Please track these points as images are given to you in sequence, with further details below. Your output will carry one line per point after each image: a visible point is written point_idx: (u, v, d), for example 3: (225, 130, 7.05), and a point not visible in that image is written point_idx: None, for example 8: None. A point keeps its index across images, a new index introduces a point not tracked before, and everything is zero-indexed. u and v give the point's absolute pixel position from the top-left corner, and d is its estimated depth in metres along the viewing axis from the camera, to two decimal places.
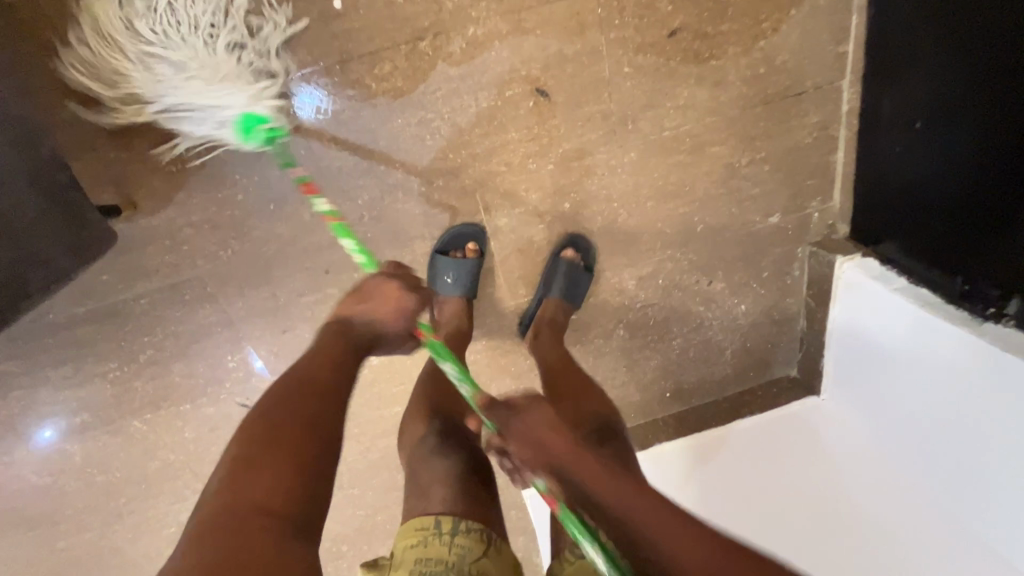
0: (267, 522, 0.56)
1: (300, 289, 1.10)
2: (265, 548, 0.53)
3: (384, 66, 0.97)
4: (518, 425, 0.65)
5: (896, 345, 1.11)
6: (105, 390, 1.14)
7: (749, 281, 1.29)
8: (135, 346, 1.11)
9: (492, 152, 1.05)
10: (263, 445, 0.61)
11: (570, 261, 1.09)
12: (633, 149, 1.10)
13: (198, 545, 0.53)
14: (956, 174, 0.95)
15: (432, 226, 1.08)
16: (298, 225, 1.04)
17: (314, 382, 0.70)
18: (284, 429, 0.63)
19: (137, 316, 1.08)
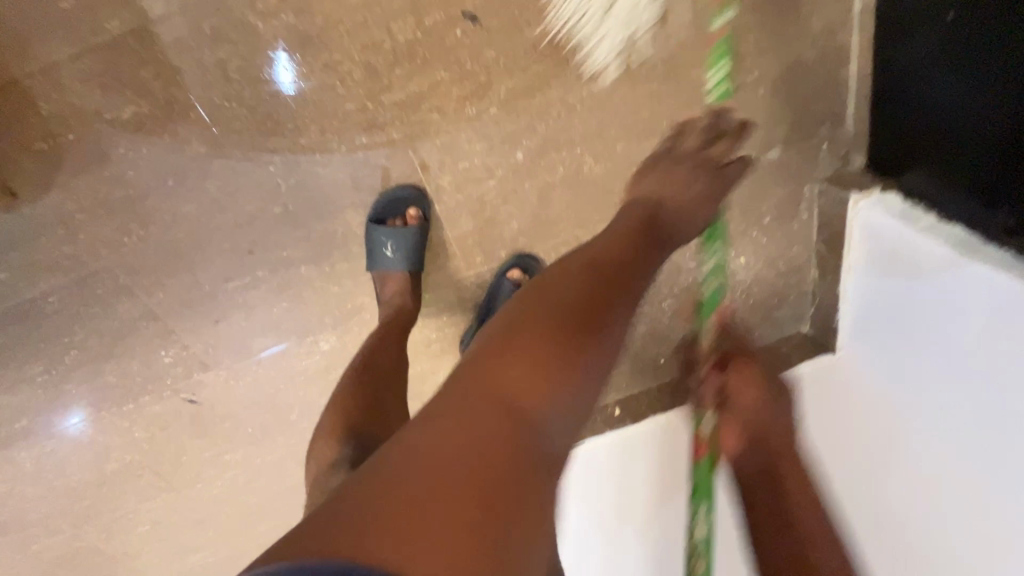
0: (512, 419, 0.53)
1: (225, 274, 0.98)
2: (507, 451, 0.51)
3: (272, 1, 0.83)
4: (753, 372, 0.74)
5: (915, 297, 0.92)
6: (37, 394, 1.07)
7: (747, 229, 1.12)
8: (56, 348, 1.01)
9: (421, 96, 0.89)
10: (539, 333, 0.59)
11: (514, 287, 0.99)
12: (593, 81, 0.92)
13: (436, 419, 0.52)
14: (990, 96, 0.78)
15: (363, 192, 0.94)
16: (207, 200, 0.91)
17: (603, 264, 0.68)
18: (565, 325, 0.60)
19: (50, 317, 0.98)
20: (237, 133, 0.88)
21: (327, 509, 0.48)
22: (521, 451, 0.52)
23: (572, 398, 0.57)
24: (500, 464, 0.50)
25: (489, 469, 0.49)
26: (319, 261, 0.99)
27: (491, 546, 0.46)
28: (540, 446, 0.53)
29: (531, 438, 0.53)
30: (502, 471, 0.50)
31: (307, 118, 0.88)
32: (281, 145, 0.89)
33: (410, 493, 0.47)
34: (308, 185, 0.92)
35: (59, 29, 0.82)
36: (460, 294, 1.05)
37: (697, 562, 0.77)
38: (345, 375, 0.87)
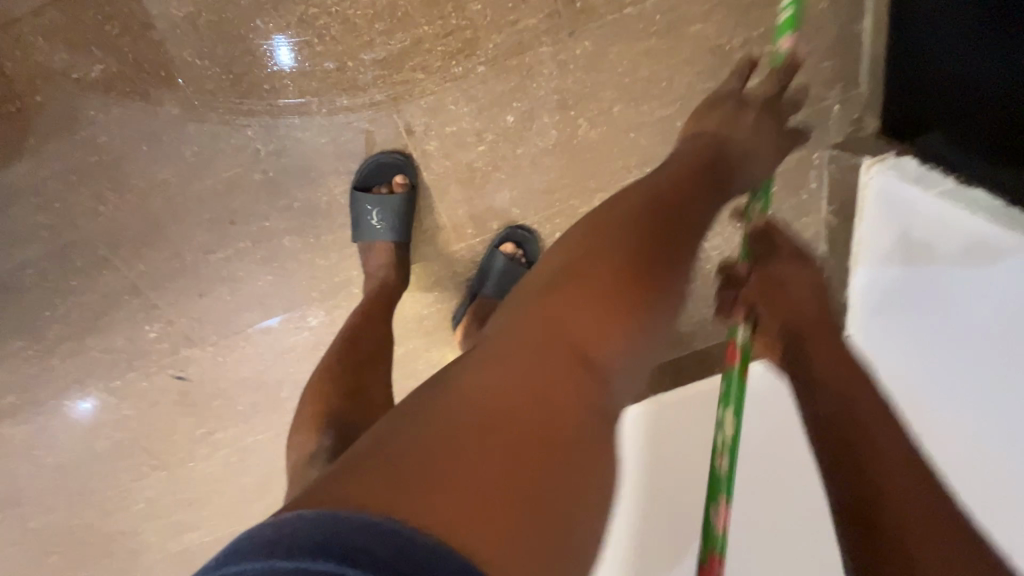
0: (573, 358, 0.52)
1: (207, 245, 0.94)
2: (568, 392, 0.50)
3: None
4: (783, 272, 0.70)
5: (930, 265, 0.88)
6: (24, 368, 1.05)
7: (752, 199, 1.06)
8: (39, 322, 0.99)
9: (403, 54, 0.84)
10: (604, 275, 0.56)
11: (509, 261, 0.95)
12: (586, 37, 0.87)
13: (489, 359, 0.51)
14: (987, 65, 0.76)
15: (346, 157, 0.90)
16: (184, 167, 0.88)
17: (665, 202, 0.64)
18: (630, 260, 0.57)
19: (31, 289, 0.96)
20: (212, 95, 0.84)
21: (390, 439, 0.46)
22: (584, 391, 0.51)
23: (638, 345, 0.55)
24: (556, 409, 0.49)
25: (541, 398, 0.49)
26: (304, 232, 0.95)
27: (546, 482, 0.45)
28: (600, 385, 0.52)
29: (598, 384, 0.52)
30: (567, 411, 0.49)
31: (285, 79, 0.85)
32: (259, 108, 0.86)
33: (468, 431, 0.46)
34: (288, 151, 0.88)
35: None
36: (451, 267, 1.01)
37: (719, 457, 0.62)
38: (327, 357, 0.83)
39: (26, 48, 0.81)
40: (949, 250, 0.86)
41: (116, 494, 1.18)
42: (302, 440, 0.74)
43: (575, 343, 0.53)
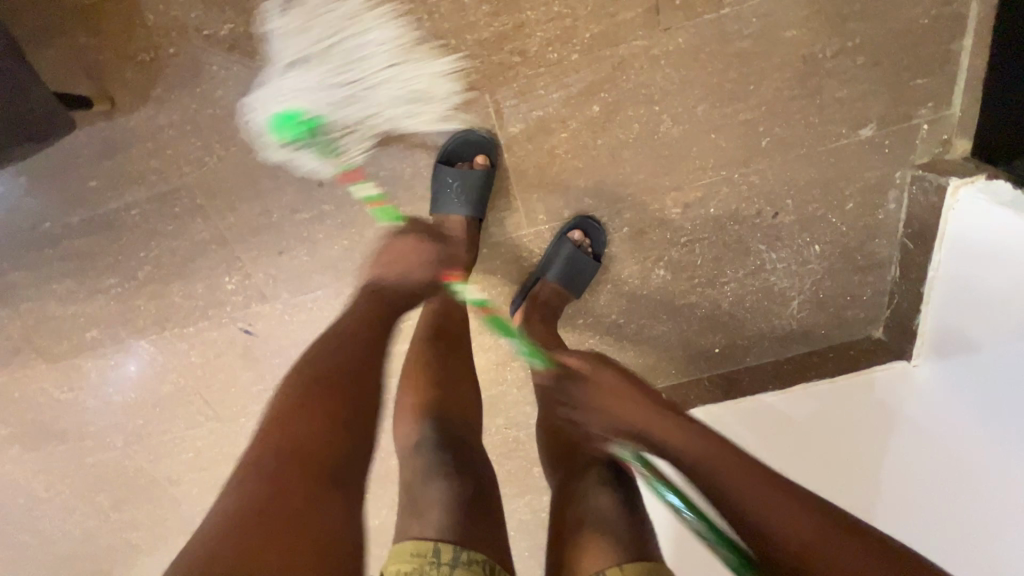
0: (306, 466, 0.55)
1: (293, 205, 1.00)
2: (301, 500, 0.52)
3: None
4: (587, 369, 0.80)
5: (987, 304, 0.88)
6: (108, 306, 1.11)
7: (826, 214, 1.06)
8: (133, 261, 1.06)
9: (503, 37, 0.88)
10: (336, 388, 0.62)
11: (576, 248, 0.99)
12: (681, 35, 0.89)
13: (239, 487, 0.52)
14: None
15: (435, 133, 0.94)
16: (287, 128, 0.94)
17: (369, 329, 0.72)
18: (346, 377, 0.64)
19: (130, 229, 1.03)
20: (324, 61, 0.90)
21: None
22: (319, 495, 0.54)
23: (357, 442, 0.60)
24: (297, 515, 0.51)
25: (276, 508, 0.51)
26: (384, 202, 0.99)
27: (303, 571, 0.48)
28: (336, 479, 0.56)
29: (336, 487, 0.56)
30: (305, 511, 0.52)
31: (391, 52, 0.90)
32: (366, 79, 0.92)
33: (236, 552, 0.46)
34: (385, 123, 0.94)
35: None
36: (517, 250, 1.05)
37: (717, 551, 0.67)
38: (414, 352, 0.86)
39: (164, 2, 0.88)
40: (1003, 281, 0.85)
41: (173, 439, 1.23)
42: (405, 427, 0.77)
43: (293, 449, 0.56)
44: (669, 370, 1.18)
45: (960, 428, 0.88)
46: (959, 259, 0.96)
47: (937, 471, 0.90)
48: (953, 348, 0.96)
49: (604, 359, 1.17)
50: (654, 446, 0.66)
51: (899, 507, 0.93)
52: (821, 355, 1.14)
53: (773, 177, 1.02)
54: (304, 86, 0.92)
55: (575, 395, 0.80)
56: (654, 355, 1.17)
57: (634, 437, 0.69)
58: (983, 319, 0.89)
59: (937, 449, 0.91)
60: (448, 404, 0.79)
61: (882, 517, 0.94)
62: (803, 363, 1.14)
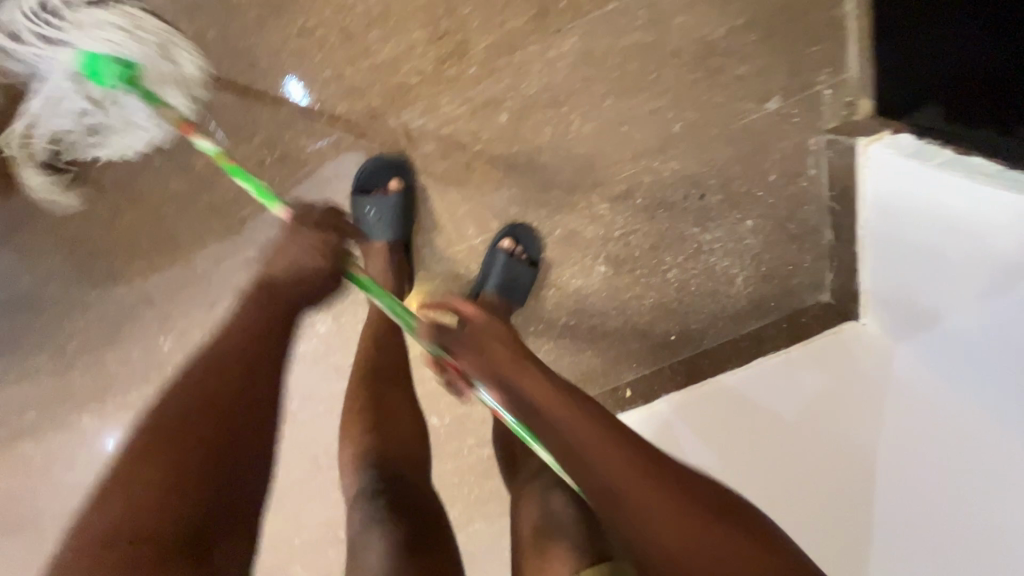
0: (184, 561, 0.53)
1: (216, 254, 0.97)
2: None
3: None
4: (470, 358, 0.64)
5: (940, 276, 0.85)
6: (39, 387, 1.06)
7: (752, 188, 1.07)
8: (59, 336, 1.02)
9: (398, 60, 0.88)
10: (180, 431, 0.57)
11: (508, 256, 0.97)
12: (573, 35, 0.90)
13: None
14: (977, 48, 0.74)
15: (348, 163, 0.93)
16: (196, 177, 0.91)
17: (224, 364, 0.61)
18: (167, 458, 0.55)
19: (51, 303, 1.00)
20: (220, 108, 0.88)
21: None
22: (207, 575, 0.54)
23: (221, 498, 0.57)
24: None
25: None
26: None
27: None
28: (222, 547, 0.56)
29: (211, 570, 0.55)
30: None
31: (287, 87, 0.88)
32: (265, 116, 0.89)
33: None
34: (292, 159, 0.91)
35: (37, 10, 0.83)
36: (455, 268, 1.03)
37: None
38: (354, 390, 0.84)
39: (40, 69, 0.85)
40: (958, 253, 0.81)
41: None
42: (351, 470, 0.77)
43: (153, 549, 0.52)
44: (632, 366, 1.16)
45: (930, 417, 0.84)
46: (900, 224, 0.93)
47: (904, 460, 0.87)
48: (912, 321, 0.93)
49: (563, 364, 1.15)
50: (551, 427, 0.57)
51: (861, 501, 0.90)
52: (775, 328, 1.14)
53: (692, 159, 1.03)
54: (88, 34, 0.81)
55: (458, 342, 0.65)
56: (612, 354, 1.15)
57: (512, 402, 0.61)
58: (941, 291, 0.85)
59: (905, 436, 0.87)
60: (389, 446, 0.78)
61: (846, 507, 0.91)
62: (758, 338, 1.14)
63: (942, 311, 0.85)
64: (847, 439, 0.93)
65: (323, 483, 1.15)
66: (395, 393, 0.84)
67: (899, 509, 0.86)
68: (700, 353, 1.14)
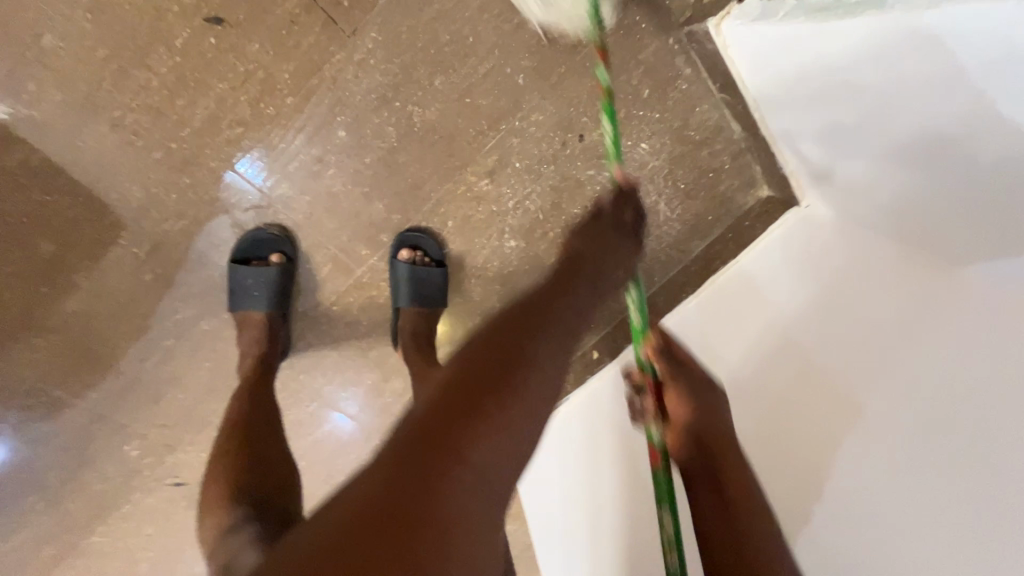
0: (449, 489, 0.44)
1: (138, 355, 0.99)
2: (428, 506, 0.43)
3: (32, 86, 0.83)
4: (684, 389, 0.76)
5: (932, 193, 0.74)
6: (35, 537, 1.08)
7: (630, 111, 1.02)
8: (32, 479, 1.05)
9: (216, 116, 0.88)
10: (492, 346, 0.53)
11: (410, 276, 0.96)
12: (373, 29, 0.89)
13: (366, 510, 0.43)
14: None
15: (220, 228, 0.93)
16: (87, 290, 0.94)
17: (548, 307, 0.59)
18: (479, 368, 0.50)
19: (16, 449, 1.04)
20: (76, 220, 0.90)
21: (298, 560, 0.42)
22: (457, 522, 0.43)
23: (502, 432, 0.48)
24: (418, 524, 0.42)
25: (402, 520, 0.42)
26: (214, 311, 0.98)
27: None
28: (465, 485, 0.45)
29: (476, 508, 0.45)
30: (421, 518, 0.42)
31: (126, 181, 0.89)
32: (122, 215, 0.90)
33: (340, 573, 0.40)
34: (166, 242, 0.93)
35: None
36: (365, 290, 1.01)
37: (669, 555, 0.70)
38: (224, 428, 0.81)
39: None
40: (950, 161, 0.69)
41: None
42: (221, 506, 0.72)
43: (431, 441, 0.46)
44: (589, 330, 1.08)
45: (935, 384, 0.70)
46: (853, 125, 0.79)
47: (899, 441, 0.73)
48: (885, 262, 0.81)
49: None
50: (711, 463, 0.73)
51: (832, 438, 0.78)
52: (722, 242, 1.05)
53: (557, 103, 0.96)
54: None
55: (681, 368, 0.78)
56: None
57: (707, 440, 0.74)
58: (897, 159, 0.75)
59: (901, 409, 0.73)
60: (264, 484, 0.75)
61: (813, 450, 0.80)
62: (705, 257, 1.06)
63: (929, 215, 0.75)
64: (819, 396, 0.81)
65: None
66: (276, 429, 0.82)
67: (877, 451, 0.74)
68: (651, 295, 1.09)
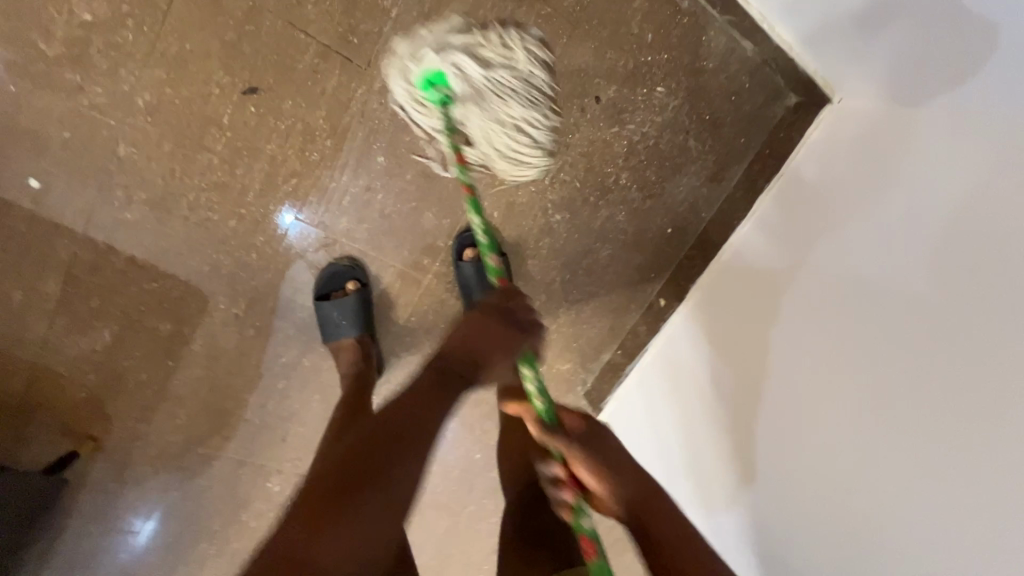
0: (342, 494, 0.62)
1: (260, 400, 1.10)
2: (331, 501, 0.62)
3: (117, 191, 0.94)
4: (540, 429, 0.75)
5: (938, 122, 0.76)
6: None
7: (639, 60, 1.03)
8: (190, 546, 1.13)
9: (272, 174, 0.97)
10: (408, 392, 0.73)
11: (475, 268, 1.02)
12: (384, 56, 0.95)
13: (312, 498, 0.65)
14: None
15: (301, 273, 1.03)
16: (205, 355, 1.05)
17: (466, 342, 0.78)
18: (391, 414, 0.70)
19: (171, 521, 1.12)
20: (182, 297, 1.01)
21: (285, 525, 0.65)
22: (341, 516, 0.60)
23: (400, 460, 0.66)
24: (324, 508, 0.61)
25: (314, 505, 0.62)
26: (314, 347, 1.08)
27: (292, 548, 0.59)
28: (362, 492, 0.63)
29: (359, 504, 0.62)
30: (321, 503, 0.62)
31: (213, 252, 0.99)
32: (218, 284, 1.01)
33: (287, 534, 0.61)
34: (261, 296, 1.03)
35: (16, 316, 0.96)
36: (436, 295, 1.09)
37: None
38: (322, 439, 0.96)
39: (51, 355, 0.99)
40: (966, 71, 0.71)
41: None
42: None
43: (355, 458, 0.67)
44: (651, 278, 1.14)
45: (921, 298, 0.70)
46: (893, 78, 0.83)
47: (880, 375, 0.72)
48: (870, 237, 0.80)
49: (589, 316, 1.14)
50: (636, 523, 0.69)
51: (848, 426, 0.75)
52: (760, 162, 1.07)
53: (568, 74, 1.02)
54: None
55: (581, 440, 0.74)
56: (625, 282, 1.13)
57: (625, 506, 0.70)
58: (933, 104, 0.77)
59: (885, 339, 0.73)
60: None
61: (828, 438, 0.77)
62: (748, 180, 1.08)
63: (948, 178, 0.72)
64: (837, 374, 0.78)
65: (469, 526, 1.20)
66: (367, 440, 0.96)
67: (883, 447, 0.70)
68: (704, 231, 1.11)
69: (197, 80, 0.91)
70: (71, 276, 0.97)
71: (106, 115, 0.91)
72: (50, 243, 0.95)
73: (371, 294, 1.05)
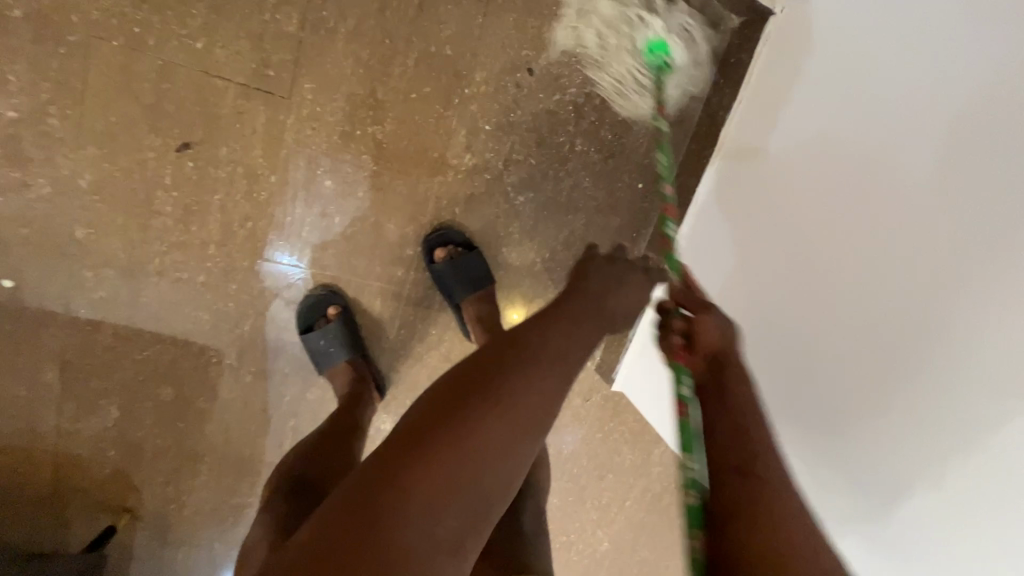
0: (438, 467, 0.51)
1: (275, 446, 1.10)
2: (427, 475, 0.51)
3: (89, 271, 0.97)
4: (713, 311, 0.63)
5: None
6: None
7: (563, 21, 1.00)
8: None
9: (227, 221, 0.98)
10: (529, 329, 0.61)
11: (446, 264, 1.01)
12: (305, 81, 0.95)
13: (409, 439, 0.53)
14: None
15: (283, 310, 1.04)
16: (211, 410, 1.07)
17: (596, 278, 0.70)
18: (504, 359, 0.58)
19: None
20: (175, 358, 1.03)
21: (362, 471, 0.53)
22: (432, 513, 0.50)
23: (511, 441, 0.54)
24: (421, 480, 0.50)
25: (406, 471, 0.51)
26: (313, 381, 1.09)
27: (368, 514, 0.49)
28: (462, 470, 0.51)
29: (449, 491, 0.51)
30: (416, 469, 0.51)
31: (193, 309, 1.01)
32: (205, 339, 1.03)
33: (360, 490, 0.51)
34: (250, 341, 1.05)
35: (28, 410, 1.01)
36: (420, 302, 1.08)
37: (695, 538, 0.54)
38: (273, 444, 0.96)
39: (67, 439, 1.03)
40: None
41: None
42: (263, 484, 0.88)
43: (463, 410, 0.54)
44: (633, 237, 1.10)
45: (921, 243, 0.59)
46: None
47: (883, 330, 0.62)
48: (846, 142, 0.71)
49: None
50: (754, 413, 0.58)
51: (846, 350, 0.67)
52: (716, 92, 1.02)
53: (492, 53, 1.00)
54: None
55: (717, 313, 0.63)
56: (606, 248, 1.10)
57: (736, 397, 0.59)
58: None
59: (882, 285, 0.63)
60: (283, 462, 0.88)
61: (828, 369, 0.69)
62: (707, 114, 1.03)
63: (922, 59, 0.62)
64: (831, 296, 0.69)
65: None
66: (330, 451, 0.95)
67: (886, 369, 0.62)
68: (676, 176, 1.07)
69: (132, 149, 0.94)
70: (67, 361, 1.00)
71: (55, 204, 0.94)
72: (38, 335, 0.99)
73: (353, 317, 1.05)
